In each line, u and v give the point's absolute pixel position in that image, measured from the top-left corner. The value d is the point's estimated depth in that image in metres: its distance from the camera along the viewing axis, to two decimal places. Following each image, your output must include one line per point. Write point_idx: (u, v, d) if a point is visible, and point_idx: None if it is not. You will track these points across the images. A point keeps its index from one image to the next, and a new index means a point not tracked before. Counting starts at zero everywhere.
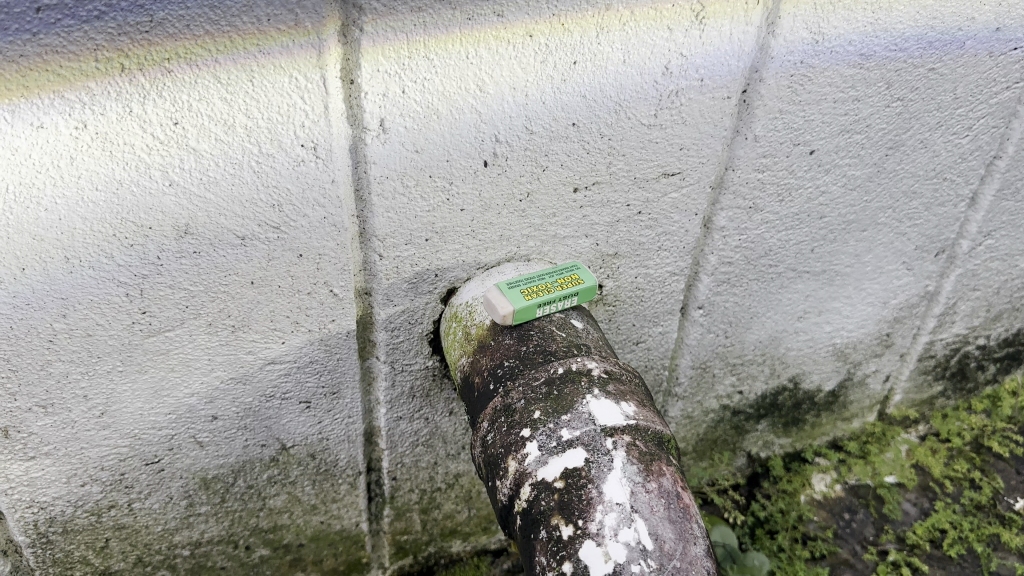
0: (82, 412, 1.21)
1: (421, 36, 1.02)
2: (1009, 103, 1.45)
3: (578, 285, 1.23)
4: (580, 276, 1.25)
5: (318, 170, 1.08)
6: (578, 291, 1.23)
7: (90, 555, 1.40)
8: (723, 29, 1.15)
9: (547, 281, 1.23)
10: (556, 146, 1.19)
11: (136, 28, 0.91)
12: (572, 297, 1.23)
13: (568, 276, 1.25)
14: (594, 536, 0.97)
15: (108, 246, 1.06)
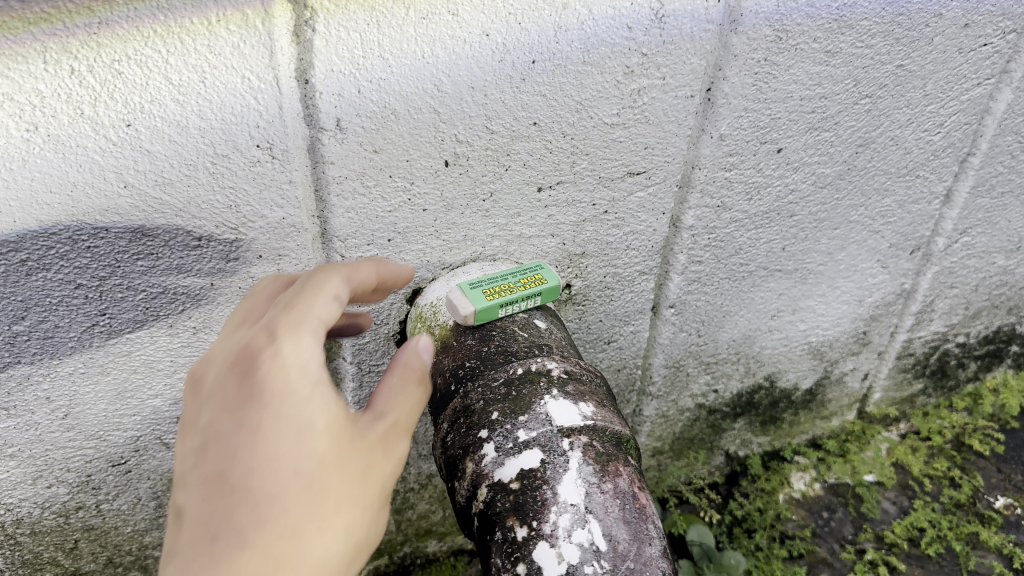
0: (45, 414, 1.21)
1: (375, 36, 1.01)
2: (981, 100, 1.43)
3: (542, 285, 1.23)
4: (544, 276, 1.25)
5: (275, 170, 1.08)
6: (541, 291, 1.23)
7: (59, 556, 1.40)
8: (684, 27, 1.14)
9: (510, 280, 1.22)
10: (518, 145, 1.18)
11: (84, 29, 0.91)
12: (535, 297, 1.23)
13: (533, 276, 1.25)
14: (548, 538, 0.96)
15: (64, 248, 1.05)
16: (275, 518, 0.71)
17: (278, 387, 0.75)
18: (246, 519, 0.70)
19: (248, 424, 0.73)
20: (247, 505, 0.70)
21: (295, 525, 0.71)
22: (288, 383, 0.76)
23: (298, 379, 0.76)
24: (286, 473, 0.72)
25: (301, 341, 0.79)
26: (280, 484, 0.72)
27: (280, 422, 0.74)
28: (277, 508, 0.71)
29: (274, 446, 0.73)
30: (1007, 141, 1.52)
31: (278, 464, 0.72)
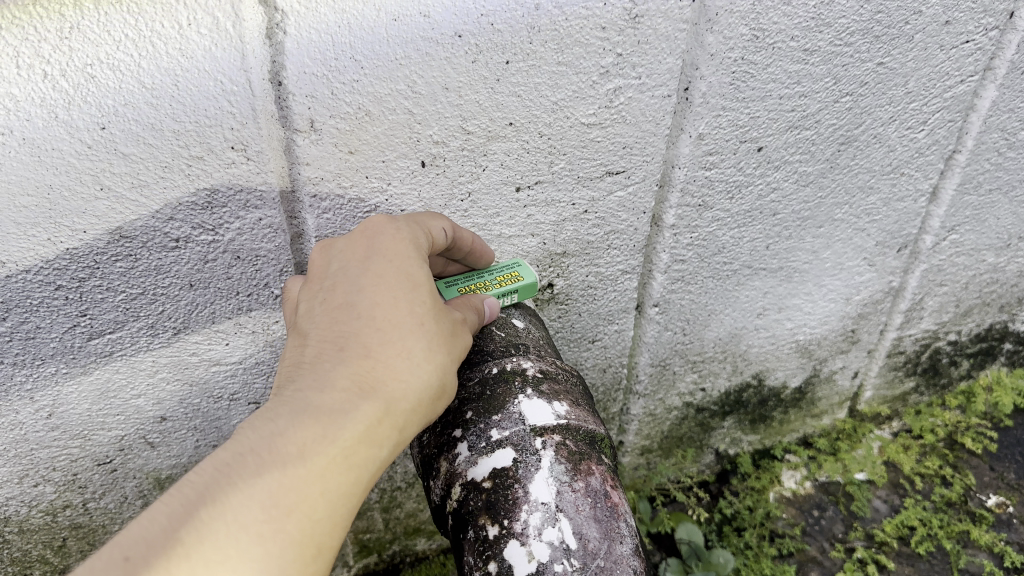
0: (30, 414, 1.23)
1: (346, 39, 1.02)
2: (965, 97, 1.43)
3: (518, 282, 1.21)
4: (521, 274, 1.23)
5: (250, 171, 1.09)
6: (518, 288, 1.20)
7: (48, 553, 1.42)
8: (658, 26, 1.15)
9: (485, 279, 1.20)
10: (495, 146, 1.19)
11: (55, 34, 0.92)
12: (513, 294, 1.20)
13: (506, 275, 1.22)
14: (519, 536, 0.97)
15: (42, 249, 1.07)
16: (383, 340, 0.87)
17: (396, 263, 0.93)
18: (360, 341, 0.87)
19: (367, 283, 0.92)
20: (363, 329, 0.88)
21: (399, 352, 0.87)
22: (402, 263, 0.93)
23: (415, 262, 0.94)
24: (402, 307, 0.90)
25: (419, 239, 0.99)
26: (392, 318, 0.89)
27: (397, 281, 0.91)
28: (389, 334, 0.88)
29: (389, 290, 0.91)
30: (993, 138, 1.52)
31: (397, 300, 0.90)
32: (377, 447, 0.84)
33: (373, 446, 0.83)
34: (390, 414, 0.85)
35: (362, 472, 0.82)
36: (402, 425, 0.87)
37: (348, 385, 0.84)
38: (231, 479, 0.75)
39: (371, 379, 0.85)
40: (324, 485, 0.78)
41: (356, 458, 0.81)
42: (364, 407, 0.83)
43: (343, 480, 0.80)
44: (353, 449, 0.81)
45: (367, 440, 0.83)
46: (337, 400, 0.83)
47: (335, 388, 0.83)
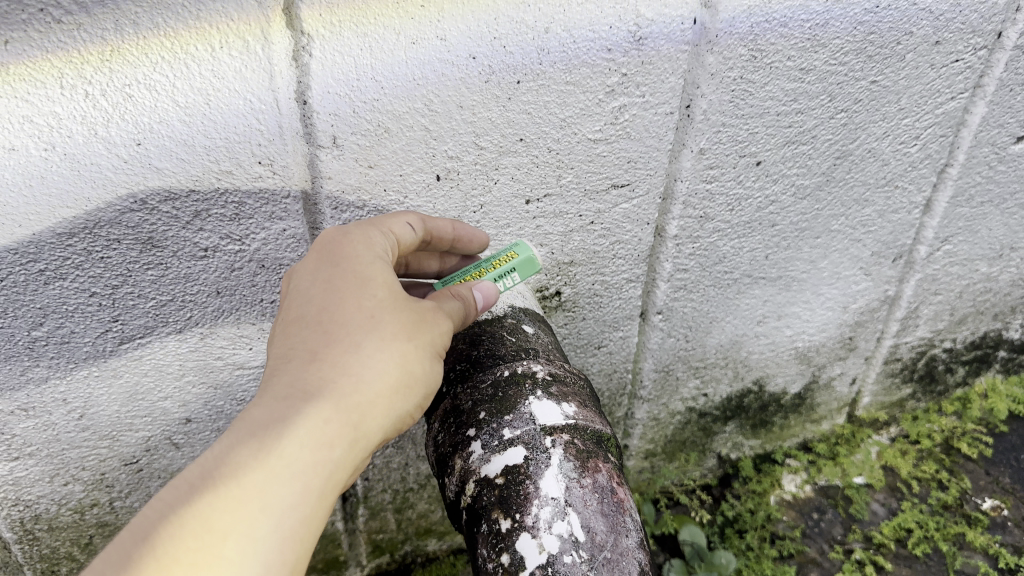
0: (62, 414, 1.29)
1: (367, 61, 1.09)
2: (956, 113, 1.49)
3: (514, 261, 1.23)
4: (516, 250, 1.24)
5: (276, 185, 1.15)
6: (515, 266, 1.22)
7: (75, 551, 1.48)
8: (661, 48, 1.21)
9: (482, 268, 1.23)
10: (506, 160, 1.26)
11: (98, 57, 0.99)
12: (511, 274, 1.22)
13: (508, 257, 1.23)
14: (530, 529, 1.02)
15: (79, 258, 1.13)
16: (332, 344, 0.92)
17: (345, 269, 0.99)
18: (311, 347, 0.93)
19: (318, 293, 0.97)
20: (314, 336, 0.93)
21: (348, 350, 0.92)
22: (353, 267, 0.99)
23: (366, 263, 0.99)
24: (353, 307, 0.95)
25: (379, 240, 1.03)
26: (343, 320, 0.94)
27: (347, 285, 0.97)
28: (340, 336, 0.93)
29: (339, 294, 0.96)
30: (984, 152, 1.57)
31: (347, 301, 0.95)
32: (336, 444, 0.88)
33: (330, 442, 0.87)
34: (345, 411, 0.90)
35: (320, 466, 0.86)
36: (360, 419, 0.91)
37: (300, 389, 0.88)
38: (184, 496, 0.79)
39: (322, 381, 0.90)
40: (277, 481, 0.82)
41: (312, 454, 0.85)
42: (315, 406, 0.87)
43: (299, 475, 0.84)
44: (309, 445, 0.85)
45: (323, 437, 0.87)
46: (287, 404, 0.87)
47: (287, 393, 0.88)
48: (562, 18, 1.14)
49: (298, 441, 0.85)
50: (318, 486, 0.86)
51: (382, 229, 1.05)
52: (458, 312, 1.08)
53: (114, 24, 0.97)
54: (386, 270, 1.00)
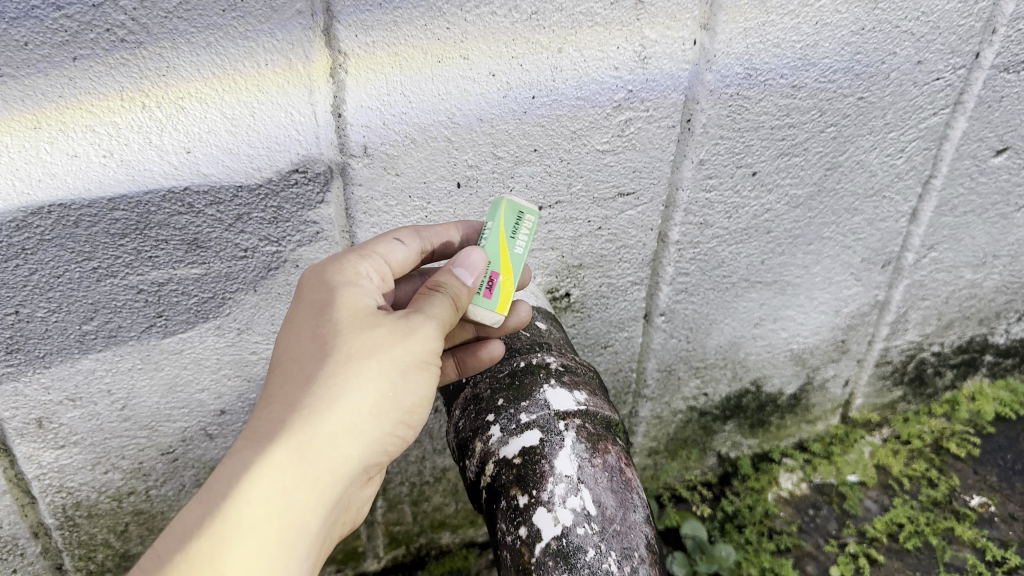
0: (106, 405, 1.38)
1: (397, 77, 1.20)
2: (938, 127, 1.59)
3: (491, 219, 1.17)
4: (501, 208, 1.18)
5: (312, 191, 1.26)
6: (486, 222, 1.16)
7: (112, 538, 1.56)
8: (663, 66, 1.32)
9: None
10: (521, 169, 1.36)
11: (155, 73, 1.09)
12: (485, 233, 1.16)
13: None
14: (546, 504, 1.12)
15: (129, 257, 1.23)
16: (287, 383, 0.96)
17: (311, 308, 1.02)
18: (275, 392, 0.96)
19: (288, 338, 1.01)
20: (278, 381, 0.97)
21: (305, 388, 0.94)
22: (318, 304, 1.02)
23: (331, 295, 1.02)
24: (307, 344, 0.98)
25: (350, 266, 1.07)
26: (297, 359, 0.97)
27: (305, 323, 1.01)
28: (293, 375, 0.96)
29: (299, 335, 1.00)
30: (966, 164, 1.68)
31: (304, 339, 0.99)
32: (293, 484, 0.90)
33: (285, 484, 0.89)
34: (301, 449, 0.91)
35: (277, 510, 0.88)
36: (320, 454, 0.92)
37: (254, 437, 0.91)
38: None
39: (277, 424, 0.92)
40: (227, 536, 0.84)
41: (265, 498, 0.88)
42: (268, 450, 0.90)
43: (253, 525, 0.86)
44: (260, 492, 0.88)
45: (274, 482, 0.89)
46: (242, 454, 0.90)
47: (245, 444, 0.91)
48: (573, 39, 1.25)
49: (248, 491, 0.87)
50: (279, 531, 0.88)
51: (360, 253, 1.10)
52: (444, 300, 1.04)
53: (171, 42, 1.08)
54: (345, 296, 1.02)
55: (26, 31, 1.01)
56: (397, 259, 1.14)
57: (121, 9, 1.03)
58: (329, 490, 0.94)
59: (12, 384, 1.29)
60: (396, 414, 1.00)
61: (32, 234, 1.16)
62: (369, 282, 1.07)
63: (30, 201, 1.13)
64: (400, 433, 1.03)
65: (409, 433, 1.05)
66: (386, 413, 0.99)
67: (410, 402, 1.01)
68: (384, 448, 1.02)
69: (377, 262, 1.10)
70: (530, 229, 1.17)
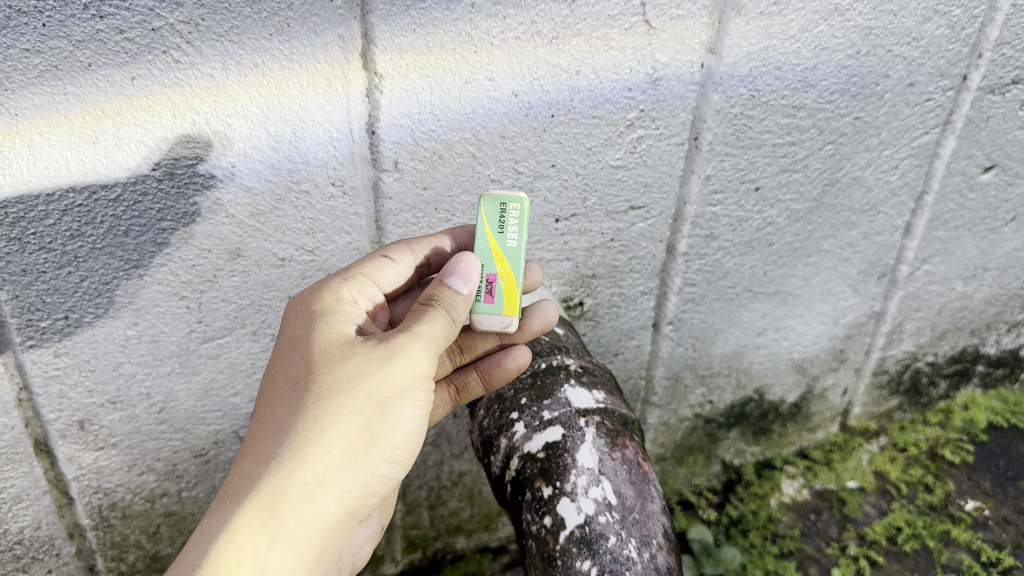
0: (145, 408, 1.44)
1: (428, 97, 1.29)
2: (929, 146, 1.69)
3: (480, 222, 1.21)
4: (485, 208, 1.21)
5: (345, 204, 1.35)
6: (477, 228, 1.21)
7: (143, 539, 1.59)
8: (673, 88, 1.42)
9: None
10: (540, 184, 1.45)
11: (206, 92, 1.17)
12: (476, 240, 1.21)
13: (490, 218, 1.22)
14: (569, 494, 1.19)
15: (173, 265, 1.30)
16: (266, 428, 1.01)
17: (288, 349, 1.08)
18: (253, 440, 1.02)
19: (268, 381, 1.07)
20: (257, 428, 1.03)
21: (280, 433, 1.00)
22: (296, 342, 1.08)
23: (308, 330, 1.07)
24: (285, 386, 1.04)
25: (330, 295, 1.12)
26: (276, 402, 1.03)
27: (284, 365, 1.06)
28: (273, 419, 1.02)
29: (278, 376, 1.06)
30: (956, 181, 1.77)
31: (282, 382, 1.05)
32: (268, 532, 0.95)
33: (260, 533, 0.95)
34: (275, 497, 0.97)
35: (253, 561, 0.94)
36: (296, 497, 0.98)
37: (230, 490, 0.97)
38: None
39: (253, 474, 0.98)
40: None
41: (239, 551, 0.93)
42: (242, 503, 0.95)
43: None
44: (234, 547, 0.93)
45: (252, 529, 0.94)
46: (219, 508, 0.96)
47: (223, 498, 0.97)
48: (590, 62, 1.34)
49: (223, 547, 0.92)
50: None
51: (343, 280, 1.15)
52: (430, 313, 1.07)
53: (221, 64, 1.16)
54: (322, 330, 1.07)
55: (89, 54, 1.09)
56: (386, 277, 1.21)
57: (177, 33, 1.12)
58: (305, 531, 0.99)
59: (57, 387, 1.34)
60: (372, 447, 1.06)
61: (85, 243, 1.23)
62: (351, 309, 1.12)
63: (86, 211, 1.20)
64: (380, 463, 1.08)
65: (391, 461, 1.10)
66: (363, 447, 1.04)
67: (388, 431, 1.06)
68: (363, 480, 1.07)
69: (362, 284, 1.17)
70: (518, 216, 1.19)
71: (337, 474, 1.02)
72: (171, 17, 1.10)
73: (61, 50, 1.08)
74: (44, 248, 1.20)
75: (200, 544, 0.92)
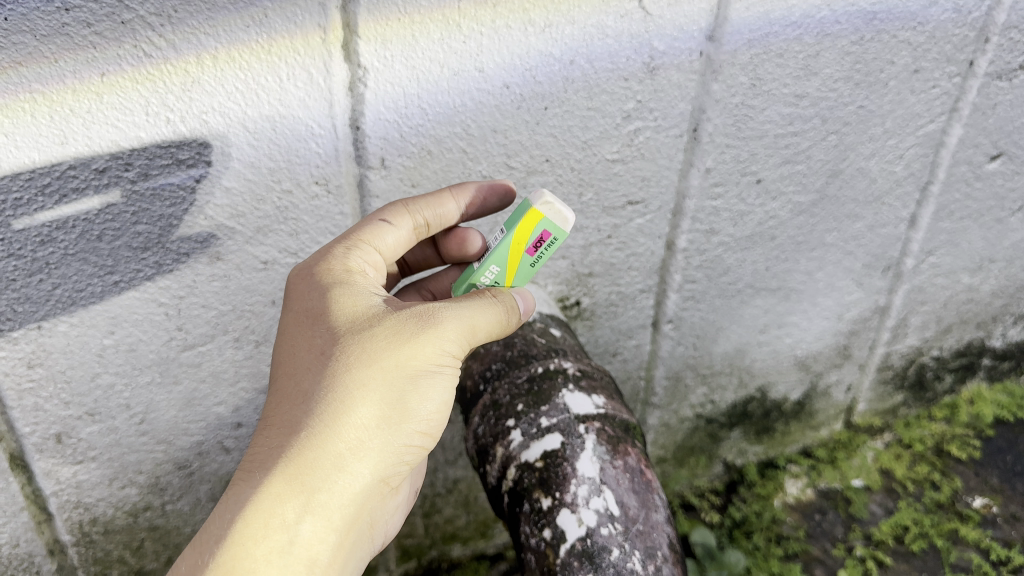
0: (125, 420, 1.37)
1: (415, 91, 1.23)
2: (935, 134, 1.63)
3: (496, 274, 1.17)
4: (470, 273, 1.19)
5: (330, 204, 1.29)
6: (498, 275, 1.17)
7: (126, 554, 1.52)
8: (671, 77, 1.36)
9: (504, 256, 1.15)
10: (533, 179, 1.39)
11: (180, 87, 1.11)
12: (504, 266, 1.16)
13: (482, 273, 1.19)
14: (569, 505, 1.14)
15: (151, 271, 1.24)
16: (289, 398, 0.99)
17: (306, 320, 1.04)
18: (277, 411, 0.99)
19: (287, 351, 1.03)
20: (279, 401, 0.99)
21: (306, 403, 0.97)
22: (314, 313, 1.04)
23: (322, 299, 1.04)
24: (306, 353, 1.01)
25: (338, 266, 1.08)
26: (299, 371, 1.00)
27: (301, 331, 1.04)
28: (295, 388, 0.99)
29: (298, 343, 1.03)
30: (962, 170, 1.72)
31: (300, 349, 1.02)
32: (297, 502, 0.93)
33: (290, 502, 0.93)
34: (304, 466, 0.94)
35: (282, 533, 0.92)
36: (327, 467, 0.95)
37: (257, 461, 0.95)
38: None
39: (280, 444, 0.95)
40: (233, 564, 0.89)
41: (267, 520, 0.92)
42: (269, 473, 0.93)
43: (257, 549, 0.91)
44: (263, 517, 0.91)
45: (276, 503, 0.92)
46: (246, 478, 0.94)
47: (247, 469, 0.95)
48: (585, 51, 1.29)
49: (250, 516, 0.91)
50: (287, 553, 0.93)
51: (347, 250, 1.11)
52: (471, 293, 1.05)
53: (197, 58, 1.09)
54: (340, 297, 1.04)
55: (55, 47, 1.02)
56: (388, 245, 1.15)
57: (149, 26, 1.05)
58: (337, 500, 0.97)
59: (32, 400, 1.28)
60: (404, 418, 1.01)
61: (57, 249, 1.16)
62: (362, 278, 1.08)
63: (56, 215, 1.13)
64: (413, 437, 1.04)
65: (426, 432, 1.06)
66: (395, 418, 1.00)
67: (422, 404, 1.02)
68: (398, 452, 1.03)
69: (366, 252, 1.12)
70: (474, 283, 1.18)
71: (370, 444, 0.99)
72: (142, 9, 1.04)
73: (25, 45, 1.01)
74: (12, 255, 1.14)
75: (226, 513, 0.92)
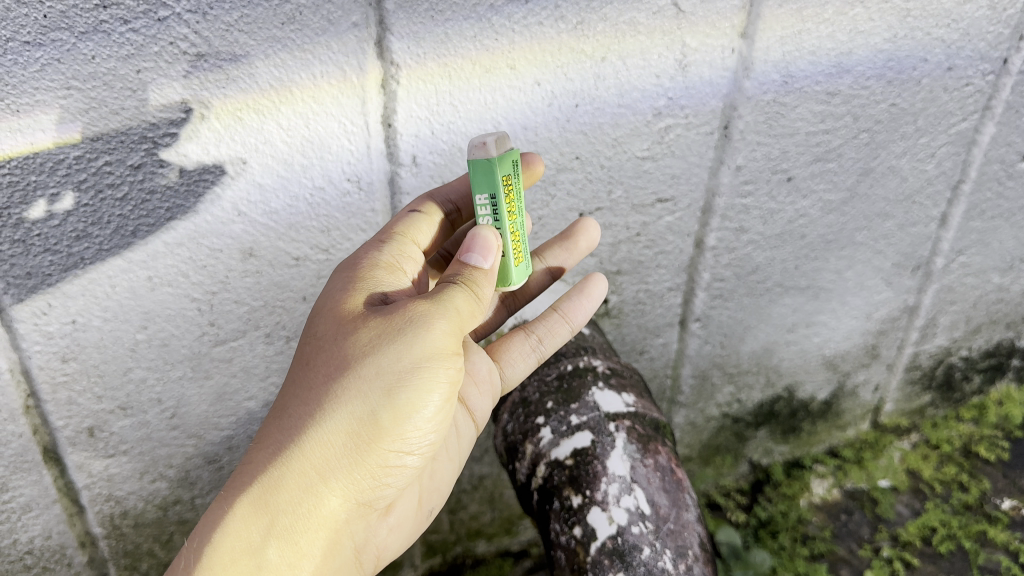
0: (156, 414, 1.38)
1: (448, 88, 1.24)
2: (967, 132, 1.61)
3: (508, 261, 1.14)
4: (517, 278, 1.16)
5: (361, 201, 1.30)
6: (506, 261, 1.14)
7: (156, 548, 1.53)
8: (703, 74, 1.35)
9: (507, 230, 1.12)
10: (563, 176, 1.39)
11: (215, 84, 1.11)
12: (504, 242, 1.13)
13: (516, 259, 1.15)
14: (600, 503, 1.14)
15: (185, 267, 1.25)
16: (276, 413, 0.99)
17: (304, 329, 1.04)
18: (265, 429, 0.99)
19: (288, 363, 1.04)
20: (269, 417, 1.00)
21: (289, 419, 0.97)
22: (310, 321, 1.04)
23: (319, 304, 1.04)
24: (298, 364, 1.02)
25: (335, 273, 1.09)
26: (286, 385, 1.01)
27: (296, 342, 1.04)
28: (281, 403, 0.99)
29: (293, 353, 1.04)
30: (994, 169, 1.70)
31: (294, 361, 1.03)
32: (264, 524, 0.93)
33: (255, 524, 0.92)
34: (272, 485, 0.94)
35: (248, 557, 0.92)
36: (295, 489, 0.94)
37: (237, 481, 0.95)
38: None
39: (261, 462, 0.95)
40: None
41: (235, 544, 0.91)
42: (242, 494, 0.93)
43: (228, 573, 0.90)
44: (231, 541, 0.91)
45: (243, 526, 0.92)
46: (223, 498, 0.94)
47: (226, 490, 0.96)
48: (617, 48, 1.28)
49: (218, 541, 0.90)
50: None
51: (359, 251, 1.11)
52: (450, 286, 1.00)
53: (231, 55, 1.10)
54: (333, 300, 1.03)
55: (93, 44, 1.03)
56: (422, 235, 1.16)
57: (185, 23, 1.06)
58: (305, 521, 0.96)
59: (66, 393, 1.29)
60: (381, 435, 0.99)
61: (92, 244, 1.17)
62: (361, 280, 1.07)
63: (91, 211, 1.14)
64: (393, 453, 1.02)
65: (410, 455, 1.04)
66: (372, 436, 0.98)
67: (399, 419, 0.99)
68: (374, 469, 1.01)
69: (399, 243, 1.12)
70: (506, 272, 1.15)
71: (342, 464, 0.97)
72: (177, 6, 1.05)
73: (64, 42, 1.02)
74: (49, 250, 1.15)
75: (200, 535, 0.92)
